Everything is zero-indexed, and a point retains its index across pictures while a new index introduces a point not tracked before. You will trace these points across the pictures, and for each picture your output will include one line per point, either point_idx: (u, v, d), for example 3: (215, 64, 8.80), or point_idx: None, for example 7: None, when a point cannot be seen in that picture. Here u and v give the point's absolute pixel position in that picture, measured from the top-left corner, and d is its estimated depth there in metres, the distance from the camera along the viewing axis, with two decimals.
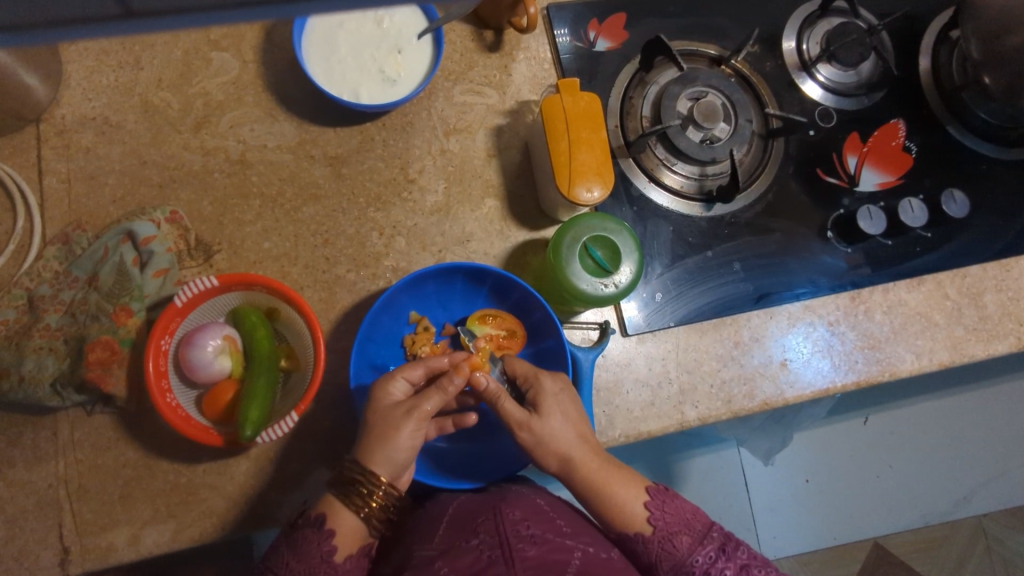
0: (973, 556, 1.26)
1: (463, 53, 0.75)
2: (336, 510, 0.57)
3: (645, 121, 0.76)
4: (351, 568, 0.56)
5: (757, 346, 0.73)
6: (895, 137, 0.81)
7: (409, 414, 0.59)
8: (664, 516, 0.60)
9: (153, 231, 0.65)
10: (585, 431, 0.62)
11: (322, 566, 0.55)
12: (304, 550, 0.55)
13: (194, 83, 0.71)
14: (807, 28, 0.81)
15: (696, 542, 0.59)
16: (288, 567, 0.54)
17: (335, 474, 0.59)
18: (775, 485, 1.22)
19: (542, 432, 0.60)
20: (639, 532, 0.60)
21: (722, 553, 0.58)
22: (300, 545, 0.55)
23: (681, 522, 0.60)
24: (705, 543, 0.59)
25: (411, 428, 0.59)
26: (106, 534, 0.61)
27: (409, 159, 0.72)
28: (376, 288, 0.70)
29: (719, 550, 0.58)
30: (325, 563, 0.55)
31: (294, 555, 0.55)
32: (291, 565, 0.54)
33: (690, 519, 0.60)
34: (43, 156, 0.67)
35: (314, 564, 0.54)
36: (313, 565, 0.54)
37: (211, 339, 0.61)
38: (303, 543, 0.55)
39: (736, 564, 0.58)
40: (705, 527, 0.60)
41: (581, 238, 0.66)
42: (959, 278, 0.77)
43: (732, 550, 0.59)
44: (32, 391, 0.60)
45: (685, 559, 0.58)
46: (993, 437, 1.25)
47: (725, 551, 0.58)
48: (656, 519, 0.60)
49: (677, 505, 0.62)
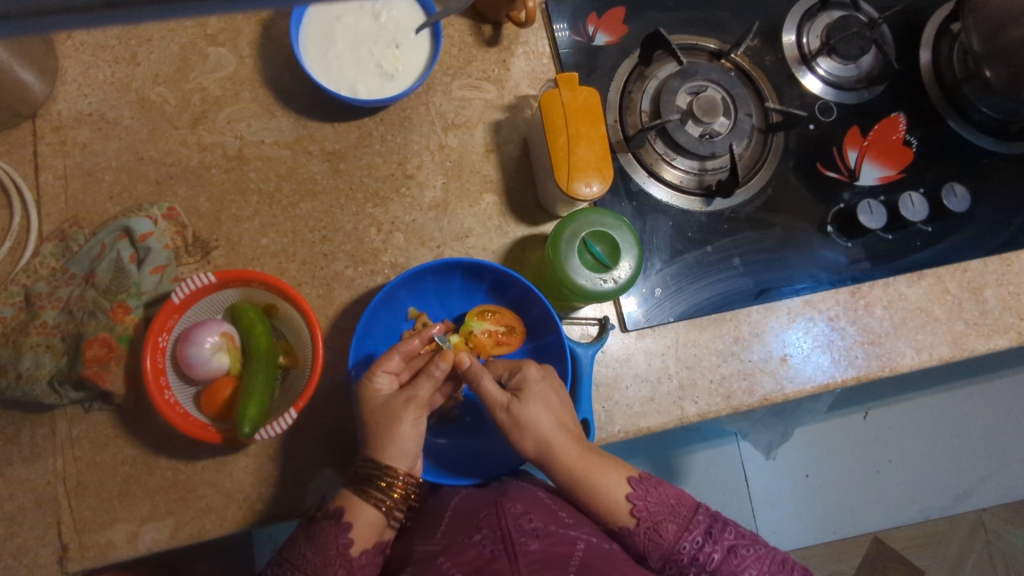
0: (974, 550, 1.27)
1: (461, 48, 0.75)
2: (354, 505, 0.56)
3: (645, 116, 0.76)
4: (366, 563, 0.55)
5: (757, 341, 0.73)
6: (895, 131, 0.80)
7: (407, 404, 0.59)
8: (647, 506, 0.59)
9: (150, 227, 0.65)
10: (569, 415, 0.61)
11: (338, 558, 0.54)
12: (321, 541, 0.54)
13: (191, 79, 0.70)
14: (807, 21, 0.81)
15: (682, 529, 0.58)
16: (306, 559, 0.53)
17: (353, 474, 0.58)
18: (776, 479, 1.22)
19: (534, 419, 0.60)
20: (624, 525, 0.59)
21: (708, 537, 0.58)
22: (317, 536, 0.55)
23: (665, 510, 0.59)
24: (691, 528, 0.58)
25: (412, 418, 0.59)
26: (104, 531, 0.60)
27: (408, 155, 0.72)
28: (374, 284, 0.69)
29: (705, 533, 0.58)
30: (342, 557, 0.54)
31: (311, 547, 0.54)
32: (308, 558, 0.53)
33: (674, 505, 0.60)
34: (40, 152, 0.67)
35: (330, 556, 0.53)
36: (329, 557, 0.54)
37: (209, 336, 0.61)
38: (320, 536, 0.54)
39: (723, 547, 0.58)
40: (691, 511, 0.59)
41: (580, 234, 0.66)
42: (960, 272, 0.77)
43: (719, 532, 0.59)
44: (30, 388, 0.60)
45: (673, 547, 0.57)
46: (993, 430, 1.25)
47: (711, 535, 0.58)
48: (640, 510, 0.59)
49: (660, 492, 0.61)
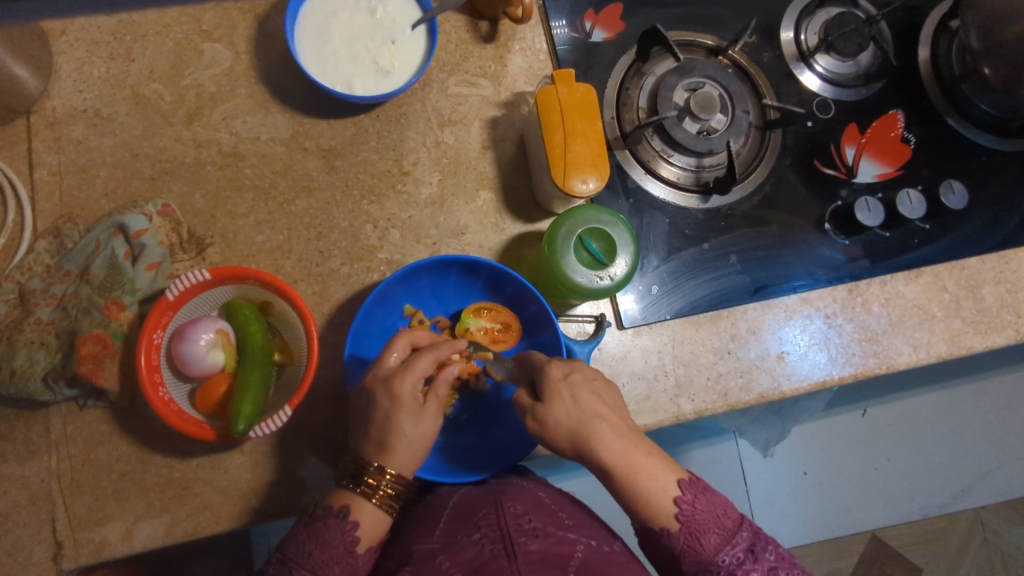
0: (972, 548, 1.27)
1: (458, 44, 0.74)
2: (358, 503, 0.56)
3: (642, 112, 0.75)
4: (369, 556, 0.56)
5: (754, 339, 0.72)
6: (893, 128, 0.80)
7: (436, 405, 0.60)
8: (694, 513, 0.55)
9: (145, 224, 0.64)
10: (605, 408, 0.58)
11: (345, 556, 0.54)
12: (326, 539, 0.54)
13: (186, 75, 0.70)
14: (805, 17, 0.81)
15: (725, 541, 0.54)
16: (313, 558, 0.53)
17: (343, 466, 0.58)
18: (773, 477, 1.22)
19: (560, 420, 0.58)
20: (665, 526, 0.55)
21: (751, 554, 0.54)
22: (321, 534, 0.54)
23: (711, 519, 0.55)
24: (734, 543, 0.54)
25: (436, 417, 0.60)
26: (99, 529, 0.60)
27: (404, 151, 0.72)
28: (370, 281, 0.69)
29: (748, 551, 0.54)
30: (349, 554, 0.54)
31: (316, 546, 0.54)
32: (314, 556, 0.53)
33: (720, 516, 0.55)
34: (34, 149, 0.67)
35: (338, 554, 0.54)
36: (336, 554, 0.54)
37: (204, 333, 0.61)
38: (325, 533, 0.54)
39: (764, 567, 0.54)
40: (737, 525, 0.55)
41: (576, 230, 0.65)
42: (958, 270, 0.77)
43: (760, 551, 0.54)
44: (25, 384, 0.59)
45: (711, 558, 0.53)
46: (992, 428, 1.25)
47: (754, 553, 0.54)
48: (686, 515, 0.55)
49: (709, 499, 0.56)
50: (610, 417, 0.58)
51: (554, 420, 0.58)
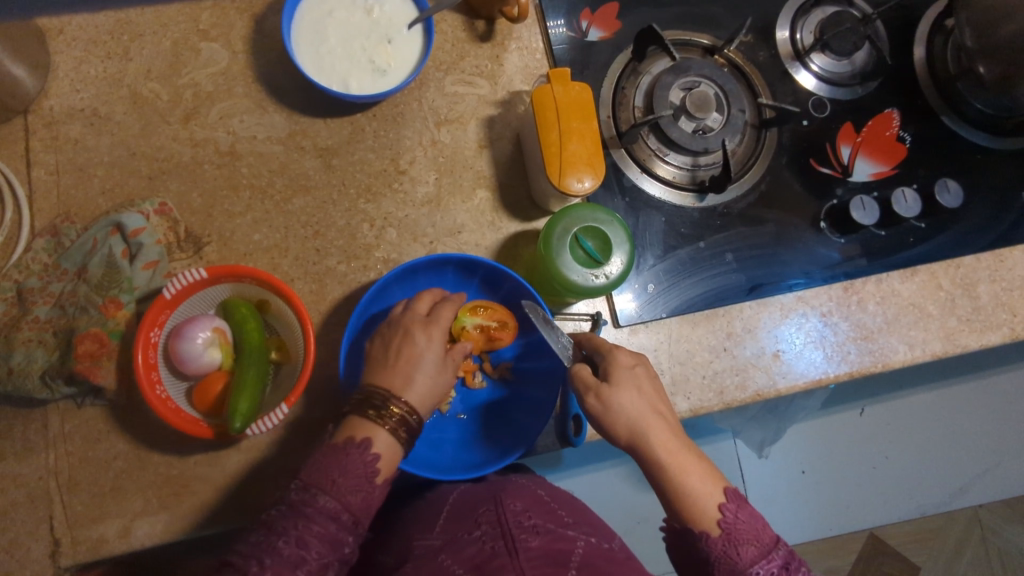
0: (969, 546, 1.27)
1: (454, 43, 0.74)
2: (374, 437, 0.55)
3: (638, 111, 0.76)
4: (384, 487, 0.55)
5: (750, 338, 0.73)
6: (889, 127, 0.80)
7: None
8: (734, 522, 0.53)
9: (142, 223, 0.65)
10: (663, 403, 0.59)
11: (368, 481, 0.53)
12: (350, 467, 0.53)
13: (183, 74, 0.70)
14: (801, 16, 0.81)
15: (761, 556, 0.52)
16: (337, 485, 0.52)
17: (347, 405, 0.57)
18: (771, 475, 1.22)
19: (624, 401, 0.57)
20: (705, 531, 0.53)
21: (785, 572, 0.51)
22: (344, 463, 0.53)
23: (750, 532, 0.53)
24: (769, 559, 0.51)
25: None
26: (97, 526, 0.61)
27: (400, 150, 0.72)
28: (367, 279, 0.69)
29: (782, 569, 0.51)
30: (369, 483, 0.54)
31: (340, 473, 0.52)
32: (339, 484, 0.52)
33: (759, 531, 0.53)
34: (31, 148, 0.67)
35: (362, 481, 0.53)
36: (361, 481, 0.53)
37: (201, 331, 0.61)
38: (348, 462, 0.53)
39: None
40: (774, 541, 0.53)
41: (571, 229, 0.65)
42: (953, 268, 0.77)
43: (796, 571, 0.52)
44: (22, 382, 0.60)
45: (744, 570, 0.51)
46: (990, 427, 1.25)
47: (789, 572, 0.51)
48: (728, 522, 0.53)
49: (751, 511, 0.54)
50: (665, 412, 0.58)
51: (620, 403, 0.57)
